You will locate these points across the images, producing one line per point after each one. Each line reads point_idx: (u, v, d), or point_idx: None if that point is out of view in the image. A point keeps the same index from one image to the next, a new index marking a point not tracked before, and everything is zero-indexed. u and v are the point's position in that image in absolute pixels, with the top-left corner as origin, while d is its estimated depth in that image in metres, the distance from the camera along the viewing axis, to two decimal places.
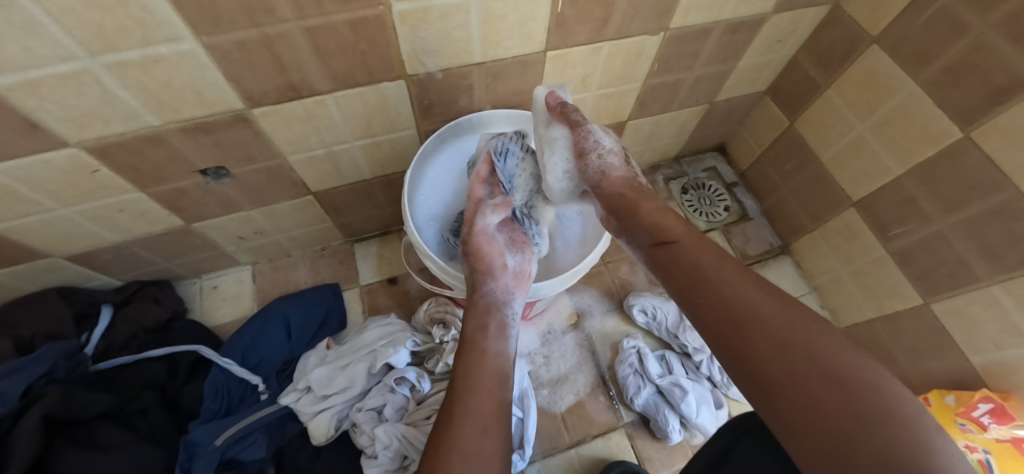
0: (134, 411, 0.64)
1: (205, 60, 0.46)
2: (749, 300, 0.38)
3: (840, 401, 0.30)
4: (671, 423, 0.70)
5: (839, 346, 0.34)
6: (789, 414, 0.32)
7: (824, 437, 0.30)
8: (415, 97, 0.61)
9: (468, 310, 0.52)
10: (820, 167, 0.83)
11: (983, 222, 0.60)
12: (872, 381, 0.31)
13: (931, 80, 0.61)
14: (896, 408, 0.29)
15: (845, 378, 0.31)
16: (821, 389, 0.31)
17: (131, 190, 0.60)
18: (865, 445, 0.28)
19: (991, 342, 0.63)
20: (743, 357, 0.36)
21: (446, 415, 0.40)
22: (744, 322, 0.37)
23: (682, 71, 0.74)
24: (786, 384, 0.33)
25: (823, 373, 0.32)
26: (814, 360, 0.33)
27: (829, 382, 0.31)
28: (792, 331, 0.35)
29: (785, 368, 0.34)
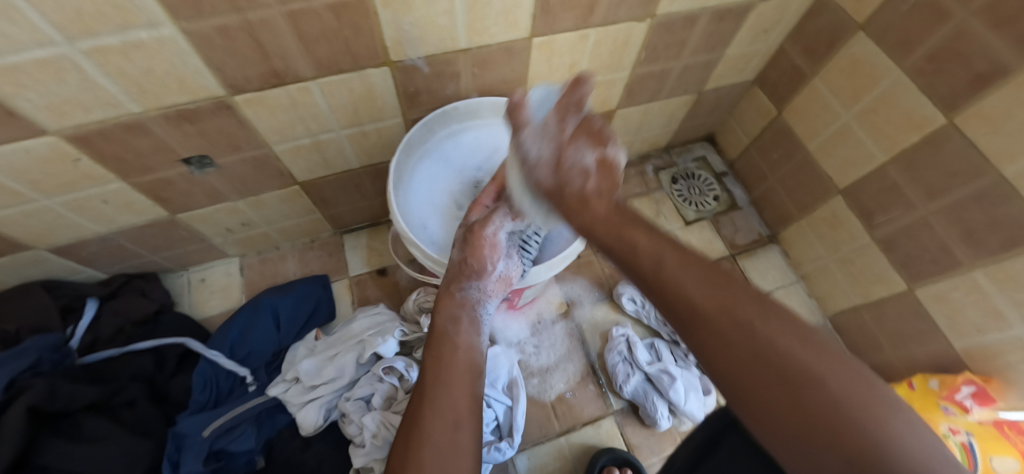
0: (121, 403, 0.64)
1: (186, 46, 0.45)
2: (688, 296, 0.35)
3: (789, 396, 0.28)
4: (660, 410, 0.71)
5: (787, 333, 0.30)
6: (750, 413, 0.30)
7: (792, 437, 0.27)
8: (400, 85, 0.61)
9: (440, 299, 0.53)
10: (807, 155, 0.83)
11: (964, 208, 0.61)
12: (826, 369, 0.28)
13: (915, 67, 0.62)
14: (845, 395, 0.26)
15: (788, 368, 0.28)
16: (772, 386, 0.29)
17: (115, 180, 0.59)
18: (820, 443, 0.25)
19: (972, 326, 0.64)
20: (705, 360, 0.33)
21: (427, 410, 0.40)
22: (692, 320, 0.35)
23: (669, 60, 0.74)
24: (742, 385, 0.30)
25: (771, 364, 0.29)
26: (763, 352, 0.30)
27: (777, 378, 0.29)
28: (735, 323, 0.32)
29: (735, 362, 0.31)
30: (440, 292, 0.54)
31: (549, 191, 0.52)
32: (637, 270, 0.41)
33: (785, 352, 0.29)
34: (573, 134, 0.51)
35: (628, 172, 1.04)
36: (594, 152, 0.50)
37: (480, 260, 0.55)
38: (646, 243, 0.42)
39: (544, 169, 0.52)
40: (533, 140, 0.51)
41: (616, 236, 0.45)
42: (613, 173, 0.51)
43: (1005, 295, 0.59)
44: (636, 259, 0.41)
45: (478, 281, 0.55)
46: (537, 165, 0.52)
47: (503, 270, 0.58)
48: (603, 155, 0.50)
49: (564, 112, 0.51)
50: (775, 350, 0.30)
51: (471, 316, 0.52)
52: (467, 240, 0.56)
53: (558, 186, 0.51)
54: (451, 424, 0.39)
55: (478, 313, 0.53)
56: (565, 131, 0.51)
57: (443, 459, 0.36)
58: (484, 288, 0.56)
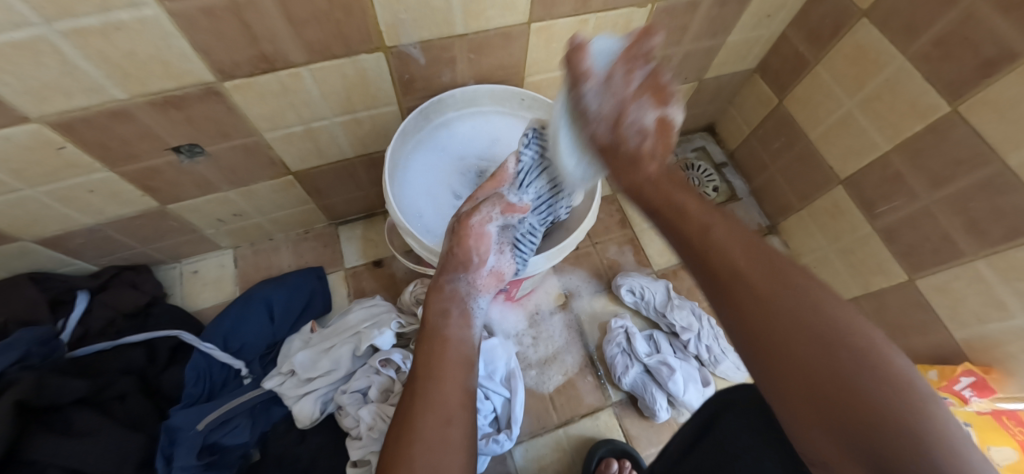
0: (111, 397, 0.63)
1: (170, 28, 0.43)
2: (737, 270, 0.35)
3: (807, 370, 0.29)
4: (659, 402, 0.70)
5: (830, 303, 0.30)
6: (777, 389, 0.31)
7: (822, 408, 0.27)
8: (395, 71, 0.59)
9: (432, 290, 0.52)
10: (808, 144, 0.82)
11: (967, 197, 0.60)
12: (864, 343, 0.28)
13: (920, 54, 0.61)
14: (869, 371, 0.26)
15: (813, 334, 0.29)
16: (804, 355, 0.29)
17: (101, 169, 0.57)
18: (849, 410, 0.26)
19: (973, 317, 0.64)
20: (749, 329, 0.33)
21: (421, 402, 0.39)
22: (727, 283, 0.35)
23: (670, 46, 0.73)
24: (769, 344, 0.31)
25: (807, 332, 0.29)
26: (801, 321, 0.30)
27: (800, 363, 0.29)
28: (788, 295, 0.32)
29: (766, 330, 0.31)
30: (433, 282, 0.52)
31: (602, 148, 0.48)
32: (682, 230, 0.40)
33: (814, 322, 0.30)
34: (642, 86, 0.45)
35: None
36: (654, 111, 0.45)
37: (467, 253, 0.52)
38: (694, 208, 0.41)
39: (603, 126, 0.46)
40: (595, 93, 0.45)
41: (663, 198, 0.44)
42: (669, 134, 0.47)
43: (1007, 285, 0.59)
44: (683, 224, 0.41)
45: (467, 274, 0.53)
46: (595, 123, 0.47)
47: (494, 265, 0.55)
48: (664, 116, 0.46)
49: (632, 59, 0.44)
50: (810, 328, 0.29)
51: (461, 309, 0.51)
52: (456, 230, 0.53)
53: (614, 143, 0.47)
54: (442, 419, 0.38)
55: (469, 306, 0.52)
56: (631, 86, 0.45)
57: (434, 450, 0.36)
58: (473, 283, 0.53)
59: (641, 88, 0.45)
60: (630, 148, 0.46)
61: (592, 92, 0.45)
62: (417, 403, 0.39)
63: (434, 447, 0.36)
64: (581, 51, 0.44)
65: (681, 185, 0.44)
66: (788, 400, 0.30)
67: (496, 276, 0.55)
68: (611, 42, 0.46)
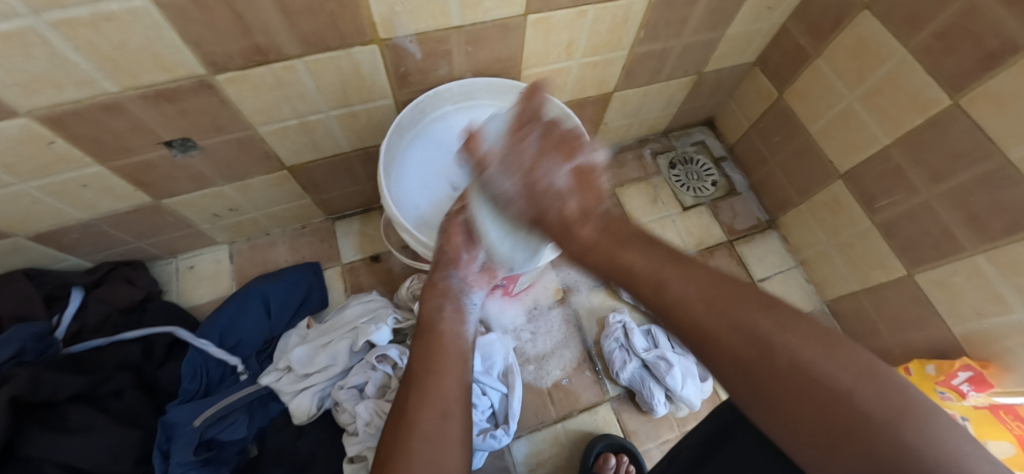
0: (108, 393, 0.62)
1: (161, 19, 0.42)
2: (703, 328, 0.34)
3: (800, 393, 0.28)
4: (657, 397, 0.70)
5: (807, 337, 0.30)
6: (786, 429, 0.28)
7: (831, 445, 0.26)
8: (391, 63, 0.58)
9: (427, 287, 0.52)
10: (808, 138, 0.82)
11: (968, 191, 0.60)
12: (852, 374, 0.27)
13: (922, 46, 0.60)
14: (862, 394, 0.26)
15: (794, 364, 0.29)
16: (803, 399, 0.28)
17: (94, 163, 0.57)
18: (855, 450, 0.25)
19: (972, 311, 0.64)
20: (742, 363, 0.31)
21: (417, 398, 0.39)
22: (703, 340, 0.34)
23: (669, 39, 0.72)
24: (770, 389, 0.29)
25: (802, 377, 0.28)
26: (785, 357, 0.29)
27: (795, 393, 0.28)
28: (754, 346, 0.31)
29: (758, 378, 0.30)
30: (428, 278, 0.53)
31: (530, 221, 0.53)
32: (638, 293, 0.40)
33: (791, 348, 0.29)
34: (538, 161, 0.51)
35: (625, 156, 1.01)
36: (566, 165, 0.52)
37: (458, 251, 0.54)
38: (641, 265, 0.41)
39: (518, 202, 0.53)
40: (499, 172, 0.53)
41: (609, 263, 0.44)
42: (592, 180, 0.52)
43: (1007, 280, 0.59)
44: (635, 281, 0.41)
45: (459, 271, 0.54)
46: (508, 201, 0.54)
47: (485, 261, 0.57)
48: (576, 167, 0.52)
49: (524, 124, 0.53)
50: (805, 364, 0.28)
51: (455, 304, 0.51)
52: (447, 227, 0.55)
53: (540, 215, 0.51)
54: (440, 413, 0.38)
55: (463, 301, 0.52)
56: (526, 156, 0.52)
57: (430, 446, 0.35)
58: (465, 279, 0.54)
59: (543, 149, 0.52)
60: (557, 215, 0.50)
61: (498, 176, 0.53)
62: (414, 397, 0.39)
63: (431, 440, 0.36)
64: (527, 99, 0.53)
65: (618, 243, 0.45)
66: (789, 425, 0.28)
67: (489, 272, 0.57)
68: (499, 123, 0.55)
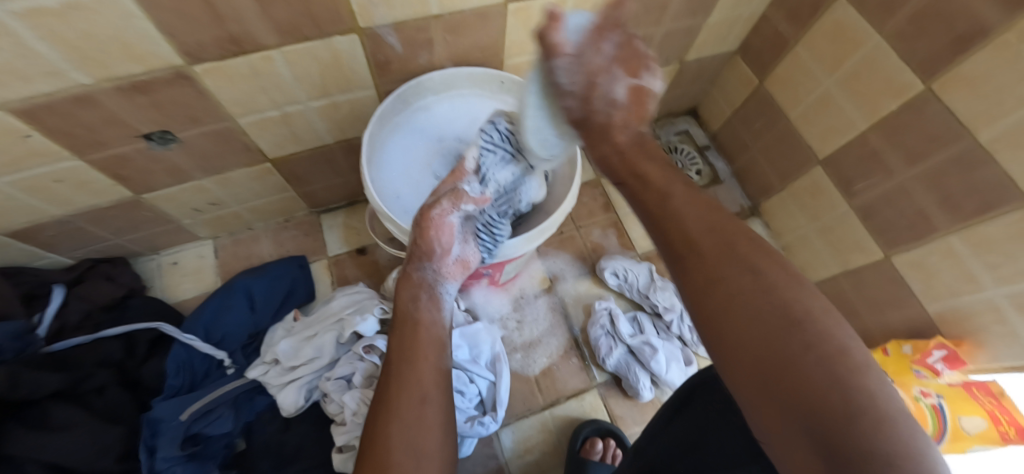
0: (90, 390, 0.62)
1: (130, 8, 0.42)
2: (688, 236, 0.34)
3: (748, 312, 0.28)
4: (643, 381, 0.71)
5: (775, 278, 0.29)
6: (727, 350, 0.29)
7: (764, 371, 0.26)
8: (369, 52, 0.58)
9: (400, 280, 0.51)
10: (789, 125, 0.82)
11: (941, 174, 0.61)
12: (804, 314, 0.27)
13: (896, 31, 0.61)
14: (821, 347, 0.25)
15: (773, 315, 0.28)
16: (755, 329, 0.28)
17: (68, 158, 0.56)
18: (784, 379, 0.25)
19: (947, 290, 0.65)
20: (711, 284, 0.31)
21: (393, 386, 0.39)
22: (685, 255, 0.33)
23: (650, 26, 0.72)
24: (725, 308, 0.30)
25: (753, 308, 0.28)
26: (741, 298, 0.29)
27: (748, 319, 0.28)
28: (739, 269, 0.30)
29: (721, 301, 0.30)
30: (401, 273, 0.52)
31: (575, 122, 0.45)
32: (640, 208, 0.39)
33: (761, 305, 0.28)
34: (603, 64, 0.42)
35: None
36: (627, 81, 0.43)
37: (431, 244, 0.52)
38: (656, 174, 0.40)
39: (571, 99, 0.44)
40: (568, 63, 0.41)
41: (628, 169, 0.42)
42: (646, 103, 0.44)
43: (978, 259, 0.60)
44: (637, 198, 0.39)
45: (431, 263, 0.52)
46: (566, 96, 0.43)
47: (460, 254, 0.55)
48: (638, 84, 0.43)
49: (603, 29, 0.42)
50: (767, 299, 0.28)
51: (429, 294, 0.51)
52: (418, 221, 0.52)
53: (585, 117, 0.44)
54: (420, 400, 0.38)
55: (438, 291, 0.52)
56: (603, 47, 0.42)
57: (407, 432, 0.36)
58: (439, 271, 0.53)
59: (613, 56, 0.42)
60: (598, 120, 0.43)
61: (564, 65, 0.41)
62: (392, 385, 0.39)
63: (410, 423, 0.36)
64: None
65: (649, 155, 0.42)
66: (726, 342, 0.29)
67: (463, 265, 0.55)
68: (582, 17, 0.42)
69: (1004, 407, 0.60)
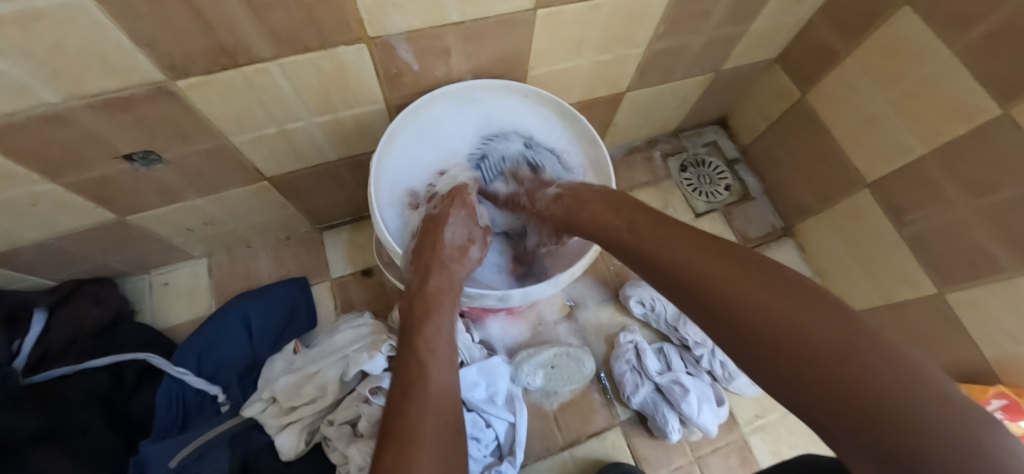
0: (73, 431, 0.56)
1: (102, 17, 0.35)
2: (760, 321, 0.31)
3: (868, 407, 0.24)
4: (672, 423, 0.66)
5: (884, 361, 0.25)
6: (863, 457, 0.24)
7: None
8: (380, 64, 0.51)
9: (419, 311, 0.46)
10: (832, 143, 0.76)
11: (1014, 209, 0.55)
12: (950, 413, 0.22)
13: (969, 48, 0.54)
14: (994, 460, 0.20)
15: (912, 411, 0.23)
16: (888, 432, 0.23)
17: (42, 181, 0.49)
18: None
19: (1006, 335, 0.60)
20: (808, 371, 0.27)
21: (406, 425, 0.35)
22: (765, 345, 0.30)
23: (688, 34, 0.65)
24: (843, 405, 0.25)
25: (872, 402, 0.24)
26: (854, 386, 0.25)
27: (878, 417, 0.24)
28: (830, 351, 0.27)
29: (831, 395, 0.26)
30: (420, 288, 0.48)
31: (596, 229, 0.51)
32: (688, 290, 0.36)
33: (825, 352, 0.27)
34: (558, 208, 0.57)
35: (633, 158, 0.93)
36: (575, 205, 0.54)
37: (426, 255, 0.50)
38: (691, 255, 0.38)
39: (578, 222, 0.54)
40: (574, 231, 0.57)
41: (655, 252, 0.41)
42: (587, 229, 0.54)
43: None
44: (686, 281, 0.37)
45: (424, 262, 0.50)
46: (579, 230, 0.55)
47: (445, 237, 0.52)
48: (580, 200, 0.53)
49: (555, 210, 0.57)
50: (893, 393, 0.24)
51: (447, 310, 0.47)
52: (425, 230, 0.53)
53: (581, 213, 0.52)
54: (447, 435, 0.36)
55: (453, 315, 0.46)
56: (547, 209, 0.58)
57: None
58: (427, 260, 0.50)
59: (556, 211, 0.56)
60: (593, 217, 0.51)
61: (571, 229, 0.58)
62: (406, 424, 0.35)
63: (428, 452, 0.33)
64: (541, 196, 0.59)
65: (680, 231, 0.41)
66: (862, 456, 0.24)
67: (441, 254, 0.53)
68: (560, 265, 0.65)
69: None
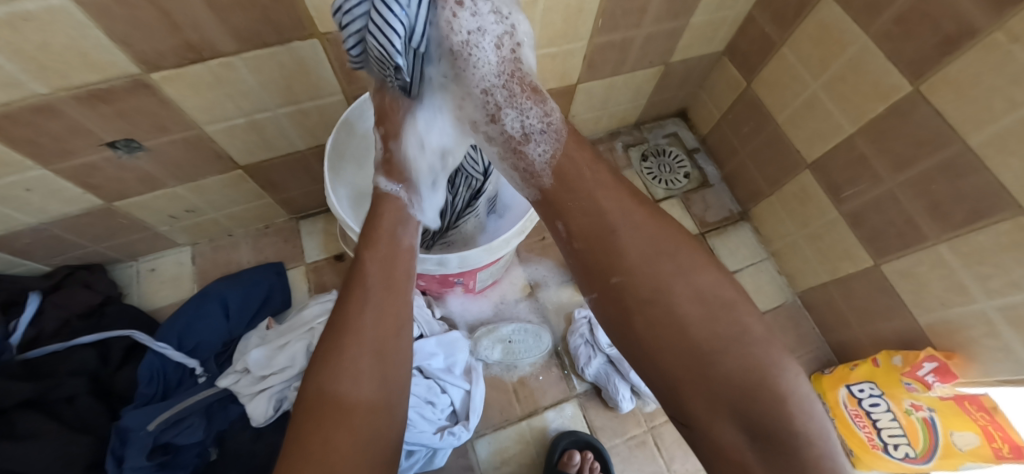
0: (59, 399, 0.62)
1: (83, 18, 0.40)
2: (641, 262, 0.31)
3: (712, 346, 0.27)
4: (622, 392, 0.70)
5: (730, 319, 0.28)
6: (646, 344, 0.30)
7: (694, 365, 0.28)
8: (335, 58, 0.57)
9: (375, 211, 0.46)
10: (776, 129, 0.80)
11: (929, 180, 0.58)
12: (737, 349, 0.27)
13: (882, 32, 0.58)
14: (748, 361, 0.27)
15: (724, 346, 0.27)
16: (672, 334, 0.29)
17: (35, 167, 0.55)
18: (714, 369, 0.27)
19: (937, 301, 0.63)
20: (680, 326, 0.28)
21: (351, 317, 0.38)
22: (645, 291, 0.30)
23: (629, 28, 0.70)
24: (657, 306, 0.30)
25: (712, 338, 0.27)
26: (705, 327, 0.28)
27: (713, 353, 0.27)
28: (716, 314, 0.28)
29: (663, 311, 0.29)
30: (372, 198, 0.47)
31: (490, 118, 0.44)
32: (580, 202, 0.35)
33: (699, 336, 0.28)
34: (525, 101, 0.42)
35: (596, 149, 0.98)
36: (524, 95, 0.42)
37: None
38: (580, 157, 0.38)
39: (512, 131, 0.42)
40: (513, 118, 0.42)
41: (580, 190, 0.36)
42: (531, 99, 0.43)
43: (969, 269, 0.58)
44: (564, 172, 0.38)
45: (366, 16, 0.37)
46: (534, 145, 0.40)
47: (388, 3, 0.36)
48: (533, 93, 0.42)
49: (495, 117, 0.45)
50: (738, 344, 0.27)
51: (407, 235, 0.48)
52: None
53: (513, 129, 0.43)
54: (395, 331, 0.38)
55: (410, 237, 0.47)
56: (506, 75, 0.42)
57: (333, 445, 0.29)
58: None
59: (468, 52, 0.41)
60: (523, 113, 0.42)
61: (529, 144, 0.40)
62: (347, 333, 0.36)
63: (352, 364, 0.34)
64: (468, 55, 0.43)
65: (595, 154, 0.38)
66: (648, 338, 0.30)
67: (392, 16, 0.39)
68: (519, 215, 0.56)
69: (996, 422, 0.60)
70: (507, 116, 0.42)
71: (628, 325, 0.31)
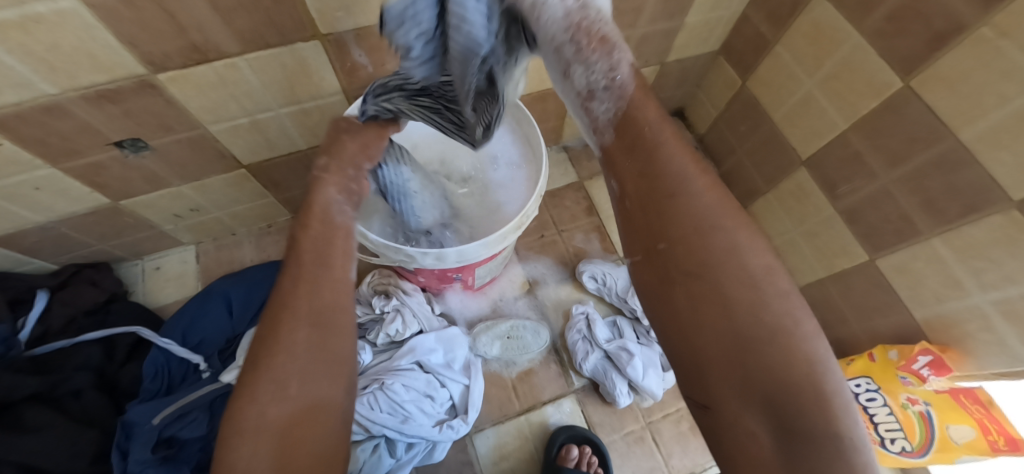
0: (65, 393, 0.63)
1: (91, 20, 0.42)
2: (695, 228, 0.28)
3: (759, 329, 0.25)
4: (619, 387, 0.70)
5: (783, 306, 0.25)
6: (683, 318, 0.28)
7: (736, 348, 0.25)
8: (336, 59, 0.58)
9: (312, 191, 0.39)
10: (772, 127, 0.81)
11: (922, 175, 0.58)
12: (786, 337, 0.24)
13: (874, 29, 0.59)
14: (796, 354, 0.24)
15: (772, 337, 0.24)
16: (719, 314, 0.26)
17: (44, 166, 0.56)
18: (755, 355, 0.24)
19: (932, 296, 0.63)
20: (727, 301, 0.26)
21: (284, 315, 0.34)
22: (695, 261, 0.27)
23: (625, 29, 0.71)
24: (704, 280, 0.27)
25: (760, 324, 0.25)
26: (751, 310, 0.25)
27: (755, 337, 0.25)
28: (770, 294, 0.25)
29: (709, 284, 0.27)
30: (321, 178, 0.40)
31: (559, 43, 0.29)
32: (631, 164, 0.30)
33: (749, 320, 0.25)
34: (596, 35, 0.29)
35: None
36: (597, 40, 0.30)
37: None
38: None
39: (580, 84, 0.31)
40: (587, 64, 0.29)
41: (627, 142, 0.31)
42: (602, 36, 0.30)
43: (963, 264, 0.58)
44: None
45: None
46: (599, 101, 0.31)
47: None
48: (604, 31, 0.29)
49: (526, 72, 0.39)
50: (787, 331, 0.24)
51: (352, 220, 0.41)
52: None
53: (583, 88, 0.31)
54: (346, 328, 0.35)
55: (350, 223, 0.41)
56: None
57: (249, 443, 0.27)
58: None
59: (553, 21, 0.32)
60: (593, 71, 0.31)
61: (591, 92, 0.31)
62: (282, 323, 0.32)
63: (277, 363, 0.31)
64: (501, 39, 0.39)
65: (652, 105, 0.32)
66: (685, 313, 0.27)
67: None
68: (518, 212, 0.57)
69: (991, 415, 0.62)
70: (576, 73, 0.30)
71: (667, 293, 0.29)
